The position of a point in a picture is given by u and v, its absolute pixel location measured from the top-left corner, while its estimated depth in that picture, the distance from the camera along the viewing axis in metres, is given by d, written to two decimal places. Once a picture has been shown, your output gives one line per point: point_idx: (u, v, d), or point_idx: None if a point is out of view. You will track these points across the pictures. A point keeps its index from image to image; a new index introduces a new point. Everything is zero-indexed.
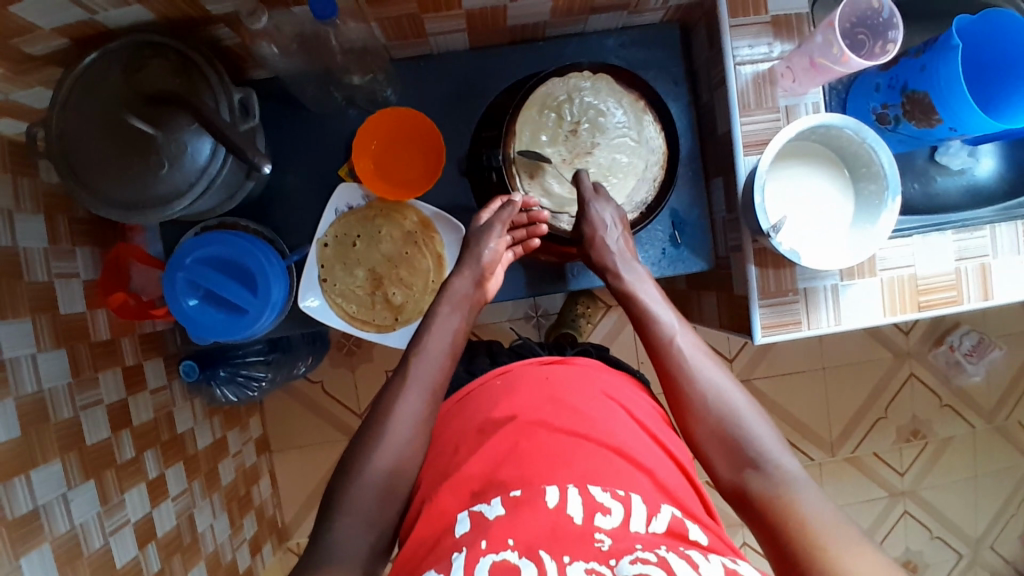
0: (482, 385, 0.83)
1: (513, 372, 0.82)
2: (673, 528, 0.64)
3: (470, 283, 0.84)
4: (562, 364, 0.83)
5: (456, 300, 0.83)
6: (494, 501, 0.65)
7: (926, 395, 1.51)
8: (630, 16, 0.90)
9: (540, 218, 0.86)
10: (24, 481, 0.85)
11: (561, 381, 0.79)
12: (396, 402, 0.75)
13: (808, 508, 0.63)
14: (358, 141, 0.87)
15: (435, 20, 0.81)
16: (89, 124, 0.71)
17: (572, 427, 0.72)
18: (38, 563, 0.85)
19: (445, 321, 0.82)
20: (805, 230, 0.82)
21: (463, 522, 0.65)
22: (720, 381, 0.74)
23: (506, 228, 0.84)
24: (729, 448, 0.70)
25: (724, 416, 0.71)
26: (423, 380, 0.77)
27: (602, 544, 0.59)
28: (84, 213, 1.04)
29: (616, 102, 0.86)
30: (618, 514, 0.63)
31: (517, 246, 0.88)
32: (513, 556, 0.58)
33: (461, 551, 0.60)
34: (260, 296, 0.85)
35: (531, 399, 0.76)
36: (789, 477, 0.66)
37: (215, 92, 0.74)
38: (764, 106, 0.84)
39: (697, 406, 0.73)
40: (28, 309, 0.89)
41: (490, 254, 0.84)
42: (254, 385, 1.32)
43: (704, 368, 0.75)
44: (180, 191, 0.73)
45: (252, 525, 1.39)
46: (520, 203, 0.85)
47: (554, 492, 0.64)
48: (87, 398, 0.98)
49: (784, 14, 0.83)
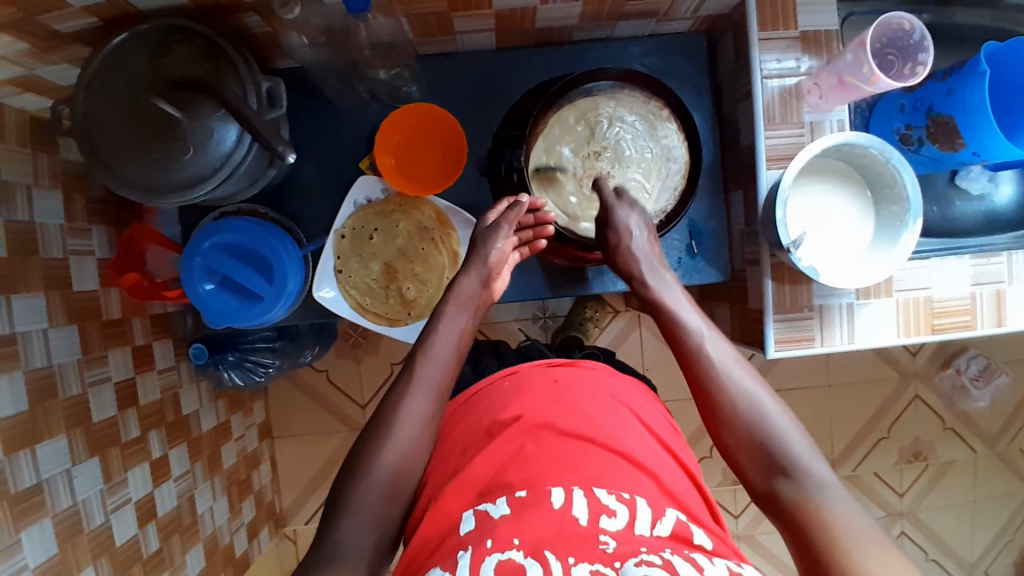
0: (490, 385, 0.83)
1: (521, 373, 0.83)
2: (677, 532, 0.64)
3: (477, 284, 0.84)
4: (571, 368, 0.83)
5: (462, 300, 0.83)
6: (500, 501, 0.65)
7: (930, 417, 1.51)
8: (658, 24, 0.90)
9: (547, 219, 0.86)
10: (29, 455, 0.85)
11: (569, 385, 0.79)
12: (404, 400, 0.75)
13: (839, 517, 0.62)
14: (380, 134, 0.87)
15: (464, 18, 0.81)
16: (115, 106, 0.72)
17: (579, 429, 0.73)
18: (38, 538, 0.85)
19: (452, 321, 0.81)
20: (821, 248, 0.82)
21: (469, 521, 0.65)
22: (751, 388, 0.73)
23: (514, 229, 0.84)
24: (761, 457, 0.69)
25: (753, 423, 0.70)
26: (430, 379, 0.77)
27: (607, 546, 0.60)
28: (101, 191, 1.04)
29: (650, 135, 0.87)
30: (624, 517, 0.63)
31: (523, 246, 0.88)
32: (519, 556, 0.58)
33: (467, 551, 0.60)
34: (275, 285, 0.85)
35: (540, 401, 0.76)
36: (821, 487, 0.65)
37: (243, 80, 0.75)
38: (788, 121, 0.84)
39: (728, 412, 0.72)
40: (42, 284, 0.90)
41: (497, 255, 0.84)
42: (262, 369, 1.31)
43: (734, 375, 0.74)
44: (204, 176, 0.74)
45: (251, 510, 1.40)
46: (527, 203, 0.85)
47: (559, 494, 0.64)
48: (95, 375, 0.98)
49: (813, 30, 0.83)
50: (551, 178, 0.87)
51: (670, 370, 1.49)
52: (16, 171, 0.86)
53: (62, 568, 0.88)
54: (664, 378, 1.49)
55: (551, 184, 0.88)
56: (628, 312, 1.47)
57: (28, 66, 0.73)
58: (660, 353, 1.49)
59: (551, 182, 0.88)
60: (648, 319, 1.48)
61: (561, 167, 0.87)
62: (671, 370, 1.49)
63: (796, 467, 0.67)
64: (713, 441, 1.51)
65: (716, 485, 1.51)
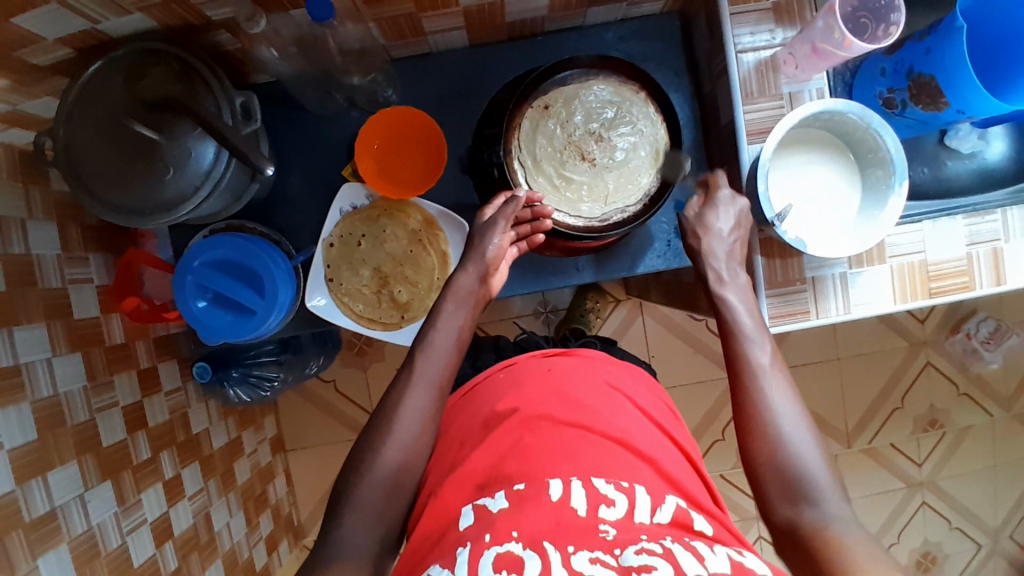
0: (487, 378, 0.83)
1: (517, 364, 0.83)
2: (677, 519, 0.64)
3: (474, 279, 0.82)
4: (566, 357, 0.83)
5: (461, 296, 0.81)
6: (498, 494, 0.65)
7: (943, 384, 1.49)
8: (629, 7, 0.89)
9: (543, 213, 0.83)
10: (41, 482, 0.87)
11: (564, 373, 0.79)
12: (402, 400, 0.75)
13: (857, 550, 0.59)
14: (359, 140, 0.87)
15: (433, 18, 0.81)
16: (96, 134, 0.72)
17: (576, 418, 0.73)
18: (56, 562, 0.86)
19: (451, 317, 0.80)
20: (808, 218, 0.81)
21: (468, 514, 0.65)
22: (792, 410, 0.70)
23: (510, 224, 0.81)
24: (786, 478, 0.66)
25: (789, 447, 0.68)
26: (429, 376, 0.76)
27: (607, 534, 0.59)
28: (96, 220, 1.06)
29: (647, 141, 0.86)
30: (623, 506, 0.63)
31: (520, 242, 0.86)
32: (518, 547, 0.57)
33: (466, 546, 0.60)
34: (267, 298, 0.86)
35: (536, 392, 0.76)
36: (843, 525, 0.63)
37: (216, 97, 0.75)
38: (767, 94, 0.83)
39: (760, 430, 0.69)
40: (42, 314, 0.91)
41: (494, 250, 0.82)
42: (268, 384, 1.33)
43: (775, 390, 0.71)
44: (185, 196, 0.74)
45: (269, 524, 1.41)
46: (523, 198, 0.83)
47: (558, 485, 0.64)
48: (103, 400, 1.00)
49: (785, 1, 0.82)
50: (539, 159, 0.85)
51: (676, 355, 1.48)
52: (9, 205, 0.88)
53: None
54: (670, 364, 1.49)
55: (537, 168, 0.85)
56: (629, 301, 1.47)
57: (12, 102, 0.75)
58: (664, 339, 1.48)
59: (537, 166, 0.85)
60: (650, 305, 1.47)
61: (551, 151, 0.85)
62: (677, 355, 1.48)
63: (822, 498, 0.65)
64: (724, 423, 1.50)
65: (730, 468, 1.50)
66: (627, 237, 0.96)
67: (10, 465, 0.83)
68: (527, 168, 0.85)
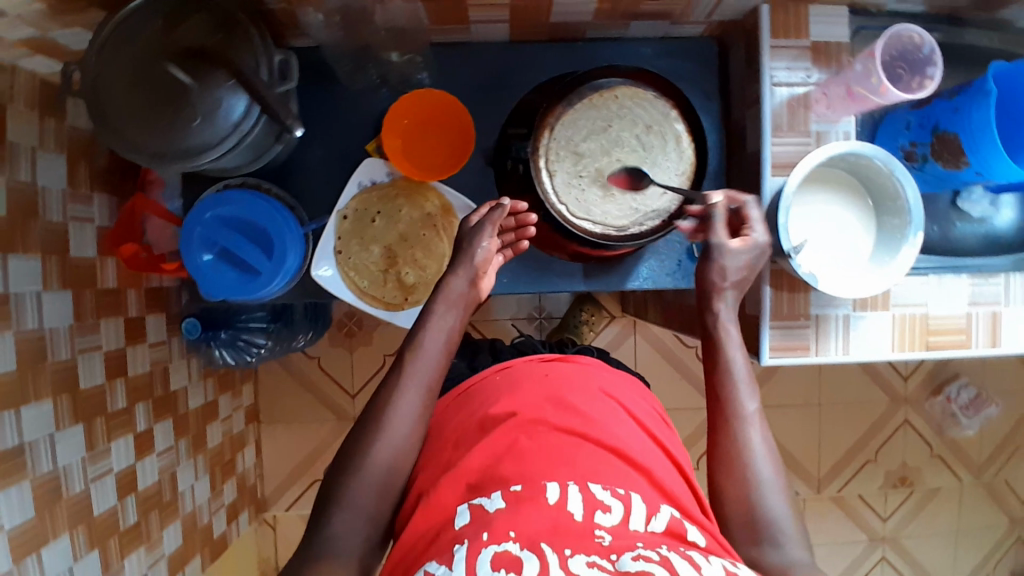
0: (483, 380, 0.83)
1: (515, 367, 0.82)
2: (671, 529, 0.64)
3: (465, 282, 0.81)
4: (564, 363, 0.83)
5: (452, 299, 0.79)
6: (494, 495, 0.65)
7: (918, 442, 1.51)
8: (671, 27, 0.89)
9: (527, 221, 0.83)
10: (13, 417, 0.86)
11: (561, 380, 0.79)
12: (391, 400, 0.73)
13: None
14: (388, 117, 0.87)
15: (480, 7, 0.80)
16: (126, 72, 0.71)
17: (573, 426, 0.72)
18: (16, 500, 0.85)
19: (442, 320, 0.78)
20: (821, 254, 0.81)
21: (464, 514, 0.65)
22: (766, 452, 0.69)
23: (498, 230, 0.80)
24: (755, 520, 0.67)
25: (759, 494, 0.67)
26: (420, 377, 0.74)
27: (603, 540, 0.59)
28: (104, 161, 1.05)
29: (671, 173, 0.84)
30: (619, 512, 0.63)
31: (505, 249, 0.86)
32: (515, 548, 0.57)
33: (462, 544, 0.60)
34: (274, 260, 0.84)
35: (531, 394, 0.76)
36: (802, 564, 0.64)
37: (255, 50, 0.73)
38: (795, 129, 0.84)
39: (739, 473, 0.68)
40: (39, 246, 0.91)
41: (483, 255, 0.81)
42: (254, 350, 1.27)
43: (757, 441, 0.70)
44: (209, 145, 0.72)
45: (233, 493, 1.40)
46: (509, 206, 0.81)
47: (555, 488, 0.64)
48: (87, 341, 0.99)
49: (824, 42, 0.84)
50: (576, 133, 0.83)
51: (661, 379, 1.49)
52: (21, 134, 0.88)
53: (35, 534, 0.88)
54: (654, 387, 1.49)
55: (564, 140, 0.83)
56: (624, 318, 1.48)
57: (43, 29, 0.75)
58: (652, 360, 1.49)
59: (566, 141, 0.83)
60: (643, 326, 1.48)
61: (591, 136, 0.83)
62: (663, 378, 1.49)
63: (784, 540, 0.66)
64: (700, 452, 1.51)
65: None
66: (639, 251, 0.96)
67: None
68: (553, 143, 0.83)
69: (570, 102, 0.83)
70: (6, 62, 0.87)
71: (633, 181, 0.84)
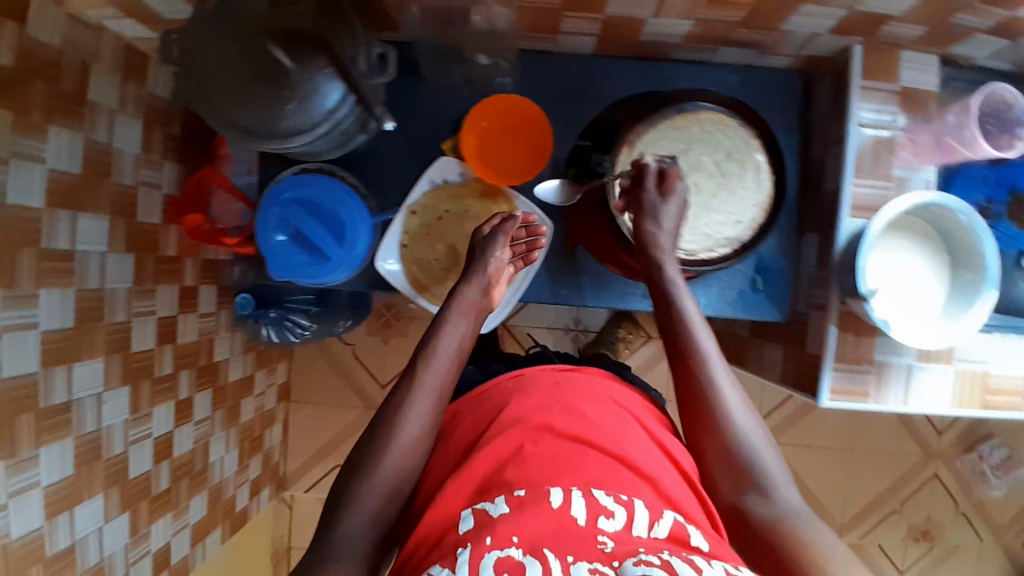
0: (495, 385, 0.83)
1: (527, 375, 0.83)
2: (674, 534, 0.62)
3: (479, 291, 0.82)
4: (578, 374, 0.83)
5: (465, 306, 0.80)
6: (499, 499, 0.64)
7: (944, 498, 1.49)
8: (759, 56, 0.89)
9: (540, 232, 0.88)
10: (66, 372, 0.87)
11: (571, 389, 0.79)
12: (403, 406, 0.72)
13: (820, 544, 0.62)
14: (468, 118, 0.88)
15: (573, 19, 0.80)
16: (228, 48, 0.71)
17: (577, 435, 0.71)
18: (57, 456, 0.86)
19: (455, 327, 0.78)
20: (895, 303, 0.80)
21: (468, 519, 0.63)
22: (741, 405, 0.73)
23: (510, 238, 0.83)
24: (737, 466, 0.70)
25: (738, 440, 0.71)
26: (433, 382, 0.74)
27: (605, 546, 0.58)
28: (177, 130, 1.06)
29: (753, 202, 0.83)
30: (622, 518, 0.62)
31: (518, 260, 0.89)
32: (518, 553, 0.56)
33: (466, 547, 0.58)
34: (345, 246, 0.85)
35: (540, 400, 0.76)
36: (789, 509, 0.66)
37: (356, 41, 0.74)
38: (877, 172, 0.83)
39: (715, 423, 0.72)
40: (108, 208, 0.93)
41: (496, 265, 0.83)
42: (298, 331, 1.29)
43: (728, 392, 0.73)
44: (301, 130, 0.73)
45: (258, 468, 1.41)
46: (520, 217, 0.85)
47: (559, 493, 0.63)
48: (142, 306, 1.00)
49: (913, 88, 0.83)
50: (652, 154, 0.82)
51: None
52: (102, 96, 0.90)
53: (72, 491, 0.89)
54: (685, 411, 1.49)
55: (641, 161, 0.83)
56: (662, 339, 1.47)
57: None
58: None
59: (642, 162, 0.83)
60: None
61: (668, 159, 0.82)
62: None
63: (769, 484, 0.68)
64: None
65: None
66: None
67: (41, 346, 0.83)
68: (627, 164, 0.83)
69: (653, 122, 0.82)
70: (95, 23, 0.87)
71: (711, 207, 0.83)
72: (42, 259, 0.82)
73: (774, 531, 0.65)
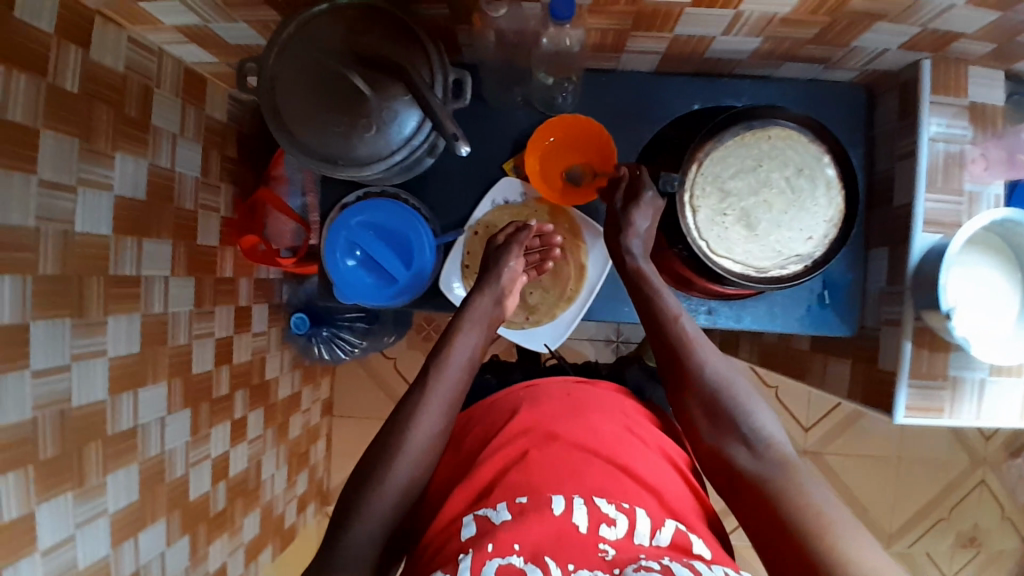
0: (508, 394, 0.82)
1: (540, 385, 0.82)
2: (676, 542, 0.63)
3: (492, 303, 0.83)
4: (591, 385, 0.83)
5: (478, 317, 0.81)
6: (500, 506, 0.63)
7: (991, 505, 1.48)
8: (824, 70, 0.88)
9: (552, 242, 0.90)
10: (132, 397, 0.87)
11: (583, 399, 0.79)
12: (414, 414, 0.71)
13: (808, 492, 0.65)
14: (531, 140, 0.89)
15: (642, 38, 0.80)
16: (307, 78, 0.72)
17: (585, 442, 0.71)
18: (123, 481, 0.86)
19: (466, 337, 0.79)
20: (979, 321, 0.78)
21: (469, 525, 0.63)
22: (724, 369, 0.76)
23: (524, 248, 0.85)
24: (722, 424, 0.73)
25: (724, 400, 0.74)
26: (444, 389, 0.74)
27: (605, 553, 0.59)
28: (232, 152, 1.07)
29: (825, 218, 0.82)
30: (623, 526, 0.62)
31: (530, 270, 0.90)
32: (519, 561, 0.57)
33: (467, 553, 0.58)
34: (412, 270, 0.87)
35: (552, 410, 0.76)
36: (774, 461, 0.69)
37: (432, 66, 0.73)
38: (948, 188, 0.82)
39: (696, 385, 0.76)
40: (171, 231, 0.92)
41: (509, 274, 0.84)
42: (347, 347, 1.35)
43: (706, 356, 0.77)
44: (379, 156, 0.74)
45: (304, 484, 1.41)
46: (534, 228, 0.87)
47: (560, 501, 0.63)
48: (201, 328, 1.00)
49: (981, 103, 0.83)
50: (721, 171, 0.81)
51: None
52: (165, 120, 0.90)
53: (136, 516, 0.89)
54: None
55: (711, 178, 0.81)
56: None
57: (207, 20, 0.81)
58: None
59: (713, 179, 0.82)
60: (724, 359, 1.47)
61: (738, 175, 0.81)
62: None
63: (755, 437, 0.71)
64: None
65: None
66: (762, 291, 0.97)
67: (110, 371, 0.82)
68: (699, 180, 0.82)
69: (722, 139, 0.81)
70: (157, 47, 0.87)
71: (784, 223, 0.82)
72: (109, 285, 0.81)
73: (761, 485, 0.67)
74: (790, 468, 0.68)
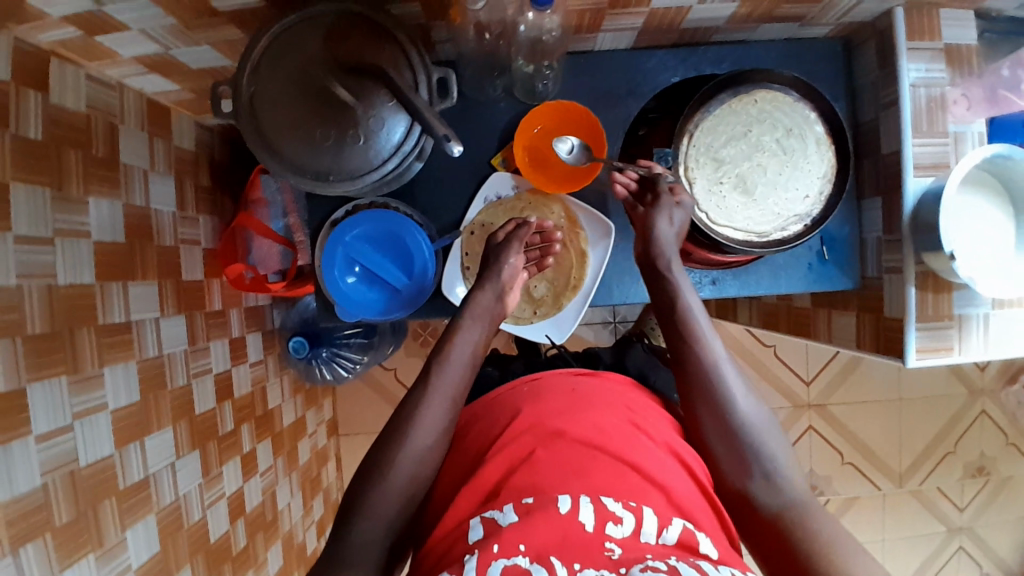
0: (509, 390, 0.78)
1: (542, 379, 0.79)
2: (683, 541, 0.61)
3: (493, 296, 0.80)
4: (592, 377, 0.79)
5: (478, 311, 0.78)
6: (506, 508, 0.61)
7: (994, 432, 1.52)
8: (799, 28, 0.88)
9: (552, 238, 0.88)
10: (139, 448, 0.82)
11: (588, 395, 0.75)
12: (417, 409, 0.69)
13: (824, 530, 0.65)
14: (519, 128, 0.88)
15: (618, 15, 0.79)
16: (286, 92, 0.70)
17: (591, 437, 0.68)
18: (143, 534, 0.82)
19: (468, 332, 0.77)
20: (979, 257, 0.79)
21: (477, 529, 0.61)
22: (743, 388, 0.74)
23: (524, 243, 0.83)
24: (740, 448, 0.71)
25: (745, 425, 0.72)
26: (445, 387, 0.72)
27: (612, 553, 0.57)
28: (205, 181, 1.04)
29: (817, 175, 0.83)
30: (630, 524, 0.60)
31: (529, 265, 0.89)
32: (524, 562, 0.56)
33: (472, 554, 0.57)
34: (416, 278, 0.85)
35: (556, 406, 0.72)
36: (789, 494, 0.69)
37: (413, 67, 0.71)
38: (934, 130, 0.83)
39: (716, 403, 0.73)
40: (156, 271, 0.89)
41: (509, 270, 0.82)
42: (347, 364, 1.35)
43: (728, 373, 0.74)
44: (371, 167, 0.72)
45: (320, 508, 1.39)
46: (533, 223, 0.85)
47: (567, 500, 0.61)
48: (199, 365, 0.97)
49: (955, 44, 0.83)
50: (716, 140, 0.82)
51: None
52: (133, 155, 0.86)
53: (162, 566, 0.85)
54: None
55: (705, 148, 0.82)
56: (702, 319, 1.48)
57: (167, 46, 0.78)
58: None
59: (707, 149, 0.82)
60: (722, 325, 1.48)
61: (732, 143, 0.82)
62: None
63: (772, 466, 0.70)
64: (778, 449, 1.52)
65: None
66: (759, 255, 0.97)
67: (115, 423, 0.78)
68: (694, 153, 0.82)
69: (710, 108, 0.81)
70: (116, 81, 0.83)
71: (779, 184, 0.83)
72: (101, 334, 0.77)
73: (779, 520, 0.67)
74: (799, 504, 0.68)
